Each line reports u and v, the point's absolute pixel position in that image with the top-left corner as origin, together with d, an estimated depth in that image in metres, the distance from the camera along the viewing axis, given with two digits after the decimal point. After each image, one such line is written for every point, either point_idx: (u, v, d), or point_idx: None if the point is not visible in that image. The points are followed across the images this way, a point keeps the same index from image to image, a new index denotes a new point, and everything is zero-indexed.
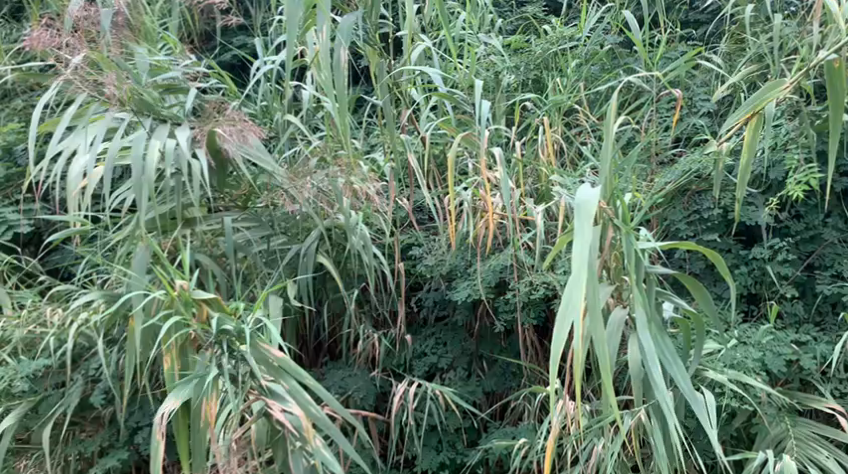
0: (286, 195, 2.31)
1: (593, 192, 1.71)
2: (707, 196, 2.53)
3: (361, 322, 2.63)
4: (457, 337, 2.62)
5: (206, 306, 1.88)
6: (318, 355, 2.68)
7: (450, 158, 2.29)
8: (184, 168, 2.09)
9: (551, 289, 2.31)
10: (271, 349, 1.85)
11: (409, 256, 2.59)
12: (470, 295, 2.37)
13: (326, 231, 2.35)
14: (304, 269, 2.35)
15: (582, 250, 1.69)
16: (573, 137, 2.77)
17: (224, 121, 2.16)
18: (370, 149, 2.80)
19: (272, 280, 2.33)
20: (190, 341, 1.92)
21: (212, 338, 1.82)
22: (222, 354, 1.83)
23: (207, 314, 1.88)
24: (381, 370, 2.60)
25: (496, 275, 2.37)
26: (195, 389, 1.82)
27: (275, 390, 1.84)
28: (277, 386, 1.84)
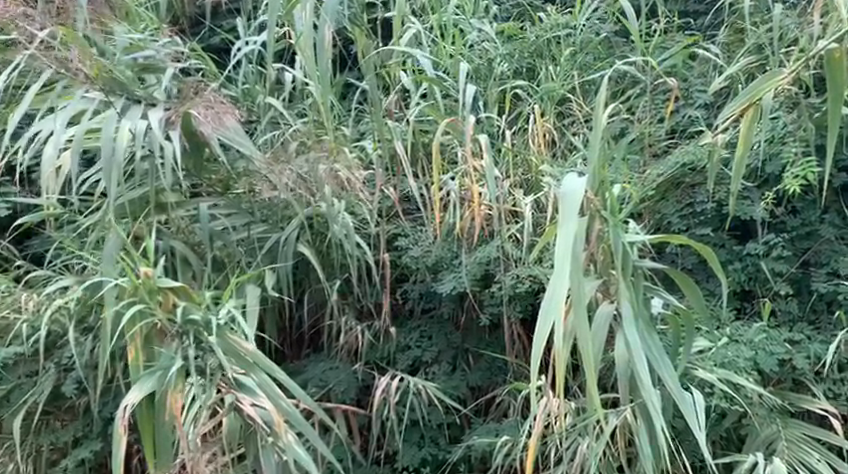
0: (265, 181, 2.28)
1: (579, 183, 1.65)
2: (701, 189, 2.46)
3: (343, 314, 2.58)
4: (443, 330, 2.55)
5: (173, 295, 1.83)
6: (300, 347, 2.64)
7: (436, 145, 2.22)
8: (156, 150, 2.01)
9: (537, 283, 2.24)
10: (241, 341, 1.81)
11: (393, 247, 2.49)
12: (455, 288, 2.31)
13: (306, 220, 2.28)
14: (283, 258, 2.28)
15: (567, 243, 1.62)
16: (566, 127, 2.70)
17: (200, 102, 2.13)
18: (358, 136, 2.73)
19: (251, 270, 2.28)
20: (156, 332, 1.83)
21: (178, 328, 1.78)
22: (188, 346, 1.78)
23: (173, 304, 1.82)
24: (363, 363, 2.55)
25: (482, 267, 2.30)
26: (160, 381, 1.73)
27: (245, 383, 1.79)
28: (247, 378, 1.79)
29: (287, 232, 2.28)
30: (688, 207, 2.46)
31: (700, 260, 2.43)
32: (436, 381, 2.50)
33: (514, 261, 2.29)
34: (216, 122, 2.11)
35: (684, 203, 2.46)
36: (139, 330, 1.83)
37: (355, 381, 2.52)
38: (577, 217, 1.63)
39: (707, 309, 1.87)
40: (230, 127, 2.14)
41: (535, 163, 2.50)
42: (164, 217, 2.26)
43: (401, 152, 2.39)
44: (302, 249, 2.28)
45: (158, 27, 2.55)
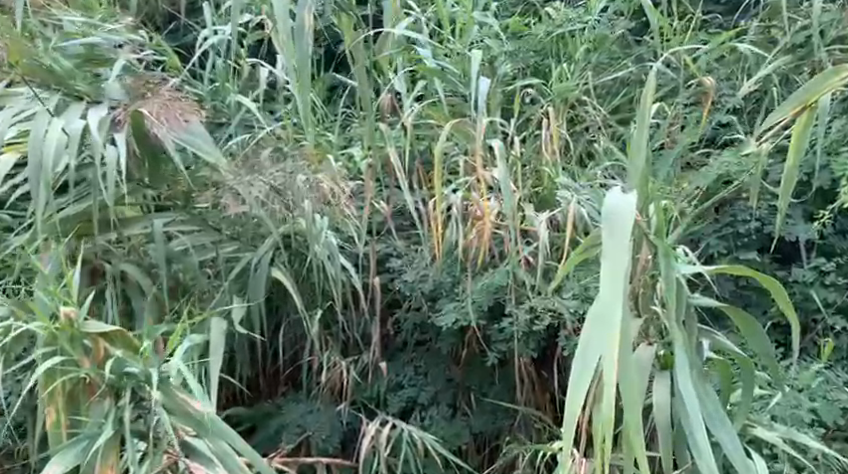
0: (230, 194, 1.92)
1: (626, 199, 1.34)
2: (739, 206, 2.11)
3: (327, 347, 2.24)
4: (441, 367, 2.22)
5: (103, 343, 1.55)
6: (277, 383, 2.30)
7: (437, 152, 1.86)
8: (95, 157, 1.68)
9: (557, 317, 1.90)
10: (191, 398, 1.51)
11: (384, 270, 2.16)
12: (456, 321, 1.96)
13: (283, 239, 1.94)
14: (255, 289, 1.95)
15: (612, 271, 1.31)
16: (582, 135, 2.35)
17: (154, 98, 1.81)
18: (342, 143, 2.37)
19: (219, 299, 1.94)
20: (85, 387, 1.55)
21: (112, 382, 1.50)
22: (123, 402, 1.50)
23: (105, 354, 1.55)
24: (350, 404, 2.22)
25: (488, 297, 1.94)
26: (87, 451, 1.47)
27: (195, 447, 1.52)
28: (198, 441, 1.52)
29: (258, 255, 1.95)
30: (726, 225, 2.12)
31: (747, 287, 2.06)
32: (433, 429, 2.16)
33: (526, 289, 1.94)
34: (168, 123, 1.79)
35: (722, 221, 2.12)
36: (63, 387, 1.55)
37: (339, 425, 2.20)
38: (626, 240, 1.33)
39: (772, 356, 1.53)
40: (188, 125, 1.81)
41: (548, 174, 2.15)
42: (115, 234, 1.92)
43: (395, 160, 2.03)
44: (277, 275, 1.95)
45: (113, 16, 2.21)
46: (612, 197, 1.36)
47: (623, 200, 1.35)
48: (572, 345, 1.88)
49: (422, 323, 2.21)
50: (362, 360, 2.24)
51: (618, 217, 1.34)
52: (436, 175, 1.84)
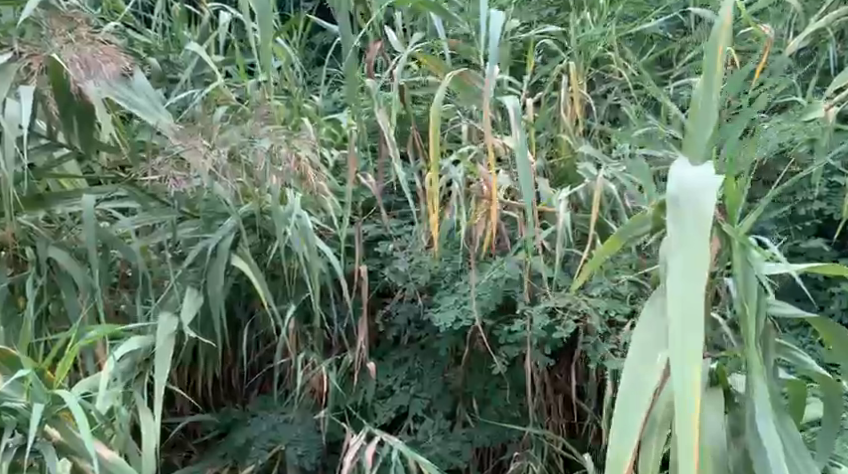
0: (173, 168, 1.54)
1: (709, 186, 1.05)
2: (797, 184, 1.76)
3: (304, 344, 1.90)
4: (436, 370, 1.88)
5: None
6: (246, 385, 1.97)
7: (433, 117, 1.47)
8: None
9: (581, 319, 1.55)
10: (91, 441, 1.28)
11: (371, 256, 1.82)
12: (457, 320, 1.61)
13: (244, 221, 1.60)
14: (213, 281, 1.61)
15: (689, 262, 1.03)
16: (607, 96, 2.00)
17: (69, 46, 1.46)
18: (327, 109, 2.02)
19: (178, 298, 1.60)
20: None
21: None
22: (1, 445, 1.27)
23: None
24: (331, 413, 1.88)
25: (495, 293, 1.59)
26: None
27: None
28: None
29: (218, 239, 1.61)
30: (782, 205, 1.77)
31: (806, 280, 1.71)
32: (425, 447, 1.82)
33: (543, 281, 1.60)
34: (91, 63, 1.46)
35: (775, 201, 1.78)
36: None
37: (319, 438, 1.86)
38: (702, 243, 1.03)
39: None
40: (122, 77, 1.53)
41: (567, 144, 1.81)
42: (44, 214, 1.59)
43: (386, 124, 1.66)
44: (239, 265, 1.61)
45: None
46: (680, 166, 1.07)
47: (697, 170, 1.06)
48: (600, 354, 1.54)
49: (415, 319, 1.87)
50: (345, 363, 1.90)
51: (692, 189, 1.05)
52: (435, 152, 1.48)
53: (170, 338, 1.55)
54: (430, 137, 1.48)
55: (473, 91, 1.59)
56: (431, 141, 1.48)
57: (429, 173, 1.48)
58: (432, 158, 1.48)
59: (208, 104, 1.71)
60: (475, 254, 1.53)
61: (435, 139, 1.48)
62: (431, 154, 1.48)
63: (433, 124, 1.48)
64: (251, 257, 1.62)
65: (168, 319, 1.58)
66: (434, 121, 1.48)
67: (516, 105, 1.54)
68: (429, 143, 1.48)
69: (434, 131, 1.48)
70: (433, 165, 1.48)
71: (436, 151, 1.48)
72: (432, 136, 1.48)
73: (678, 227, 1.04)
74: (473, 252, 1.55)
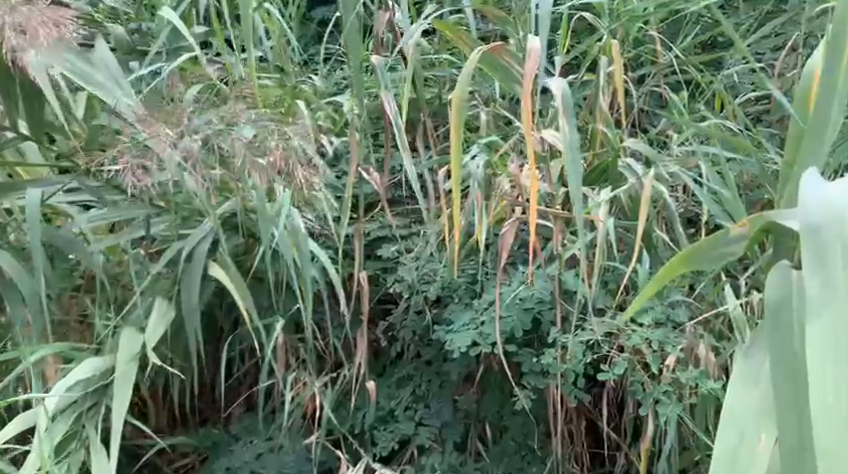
0: (134, 160, 1.29)
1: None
2: None
3: (295, 360, 1.65)
4: (445, 391, 1.62)
5: None
6: (230, 404, 1.72)
7: (456, 101, 1.20)
8: None
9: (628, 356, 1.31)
10: None
11: (371, 260, 1.62)
12: (472, 344, 1.38)
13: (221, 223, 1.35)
14: (187, 293, 1.38)
15: (824, 298, 0.97)
16: (650, 80, 1.74)
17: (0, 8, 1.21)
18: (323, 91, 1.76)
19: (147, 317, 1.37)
20: None
21: None
22: None
23: None
24: (324, 440, 1.63)
25: (517, 314, 1.35)
26: None
27: None
28: None
29: (192, 244, 1.38)
30: None
31: None
32: None
33: (573, 300, 1.36)
34: (28, 28, 1.21)
35: None
36: None
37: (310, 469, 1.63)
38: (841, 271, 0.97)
39: None
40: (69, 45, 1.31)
41: (602, 137, 1.56)
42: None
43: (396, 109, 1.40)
44: (216, 275, 1.37)
45: None
46: (812, 185, 1.01)
47: (832, 190, 1.00)
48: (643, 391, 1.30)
49: (421, 332, 1.61)
50: (340, 381, 1.66)
51: (822, 213, 0.99)
52: (462, 154, 1.21)
53: (133, 361, 1.33)
54: (454, 136, 1.20)
55: (509, 73, 1.31)
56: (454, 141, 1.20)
57: (455, 185, 1.21)
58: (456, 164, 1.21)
59: (186, 82, 1.45)
60: (496, 268, 1.29)
61: (462, 140, 1.20)
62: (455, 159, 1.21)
63: (457, 118, 1.20)
64: (230, 265, 1.38)
65: (132, 339, 1.35)
66: (459, 116, 1.20)
67: (563, 88, 1.24)
68: (453, 143, 1.20)
69: (459, 128, 1.20)
70: (458, 175, 1.21)
71: (463, 153, 1.21)
72: (455, 136, 1.20)
73: (813, 257, 0.98)
74: (493, 266, 1.31)
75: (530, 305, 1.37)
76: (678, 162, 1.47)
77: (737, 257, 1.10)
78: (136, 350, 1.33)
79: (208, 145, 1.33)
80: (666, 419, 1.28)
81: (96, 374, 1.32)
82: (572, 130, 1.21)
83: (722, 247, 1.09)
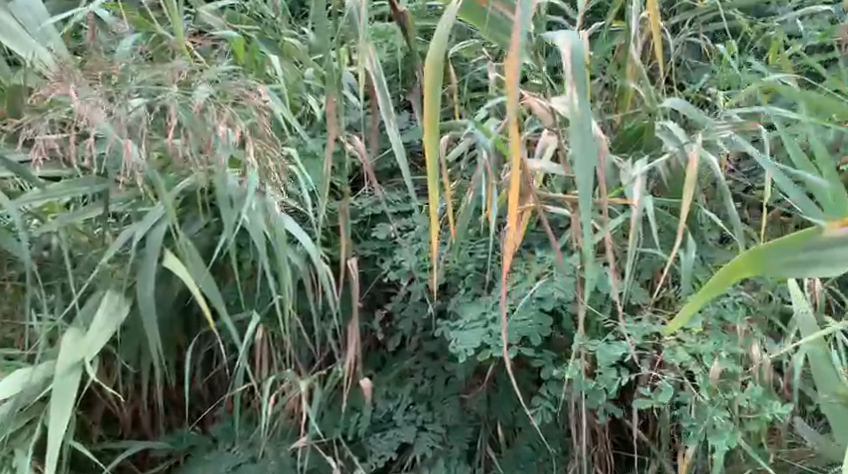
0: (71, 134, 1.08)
1: None
2: None
3: (277, 357, 1.42)
4: (452, 389, 1.39)
5: None
6: (206, 404, 1.46)
7: (429, 65, 0.96)
8: None
9: (675, 369, 1.10)
10: None
11: (366, 241, 1.41)
12: (476, 344, 1.17)
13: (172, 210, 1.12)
14: (141, 286, 1.19)
15: None
16: (687, 29, 1.52)
17: None
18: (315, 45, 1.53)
19: (94, 322, 1.18)
20: None
21: None
22: None
23: None
24: (314, 447, 1.39)
25: (534, 311, 1.13)
26: None
27: None
28: None
29: (143, 230, 1.19)
30: None
31: None
32: None
33: (602, 293, 1.14)
34: None
35: None
36: None
37: None
38: None
39: None
40: None
41: (634, 96, 1.33)
42: None
43: (379, 73, 1.19)
44: (169, 264, 1.19)
45: None
46: None
47: None
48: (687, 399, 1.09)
49: (423, 324, 1.38)
50: (331, 379, 1.41)
51: None
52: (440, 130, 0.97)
53: (74, 371, 1.14)
54: (428, 106, 0.96)
55: (500, 22, 1.04)
56: (429, 113, 0.96)
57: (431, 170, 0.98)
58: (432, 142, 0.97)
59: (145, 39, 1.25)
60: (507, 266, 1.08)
61: (438, 111, 0.96)
62: (430, 134, 0.97)
63: (429, 82, 0.96)
64: (190, 255, 1.20)
65: (74, 342, 1.16)
66: (434, 79, 0.96)
67: (571, 42, 0.99)
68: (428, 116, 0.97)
69: (434, 96, 0.96)
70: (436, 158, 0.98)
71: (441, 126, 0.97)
72: (429, 104, 0.96)
73: None
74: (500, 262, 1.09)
75: (550, 300, 1.14)
76: (736, 126, 1.23)
77: (843, 265, 0.90)
78: (79, 357, 1.14)
79: (155, 113, 1.17)
80: (718, 444, 1.06)
81: (28, 387, 1.14)
82: (583, 101, 0.96)
83: (819, 249, 0.91)
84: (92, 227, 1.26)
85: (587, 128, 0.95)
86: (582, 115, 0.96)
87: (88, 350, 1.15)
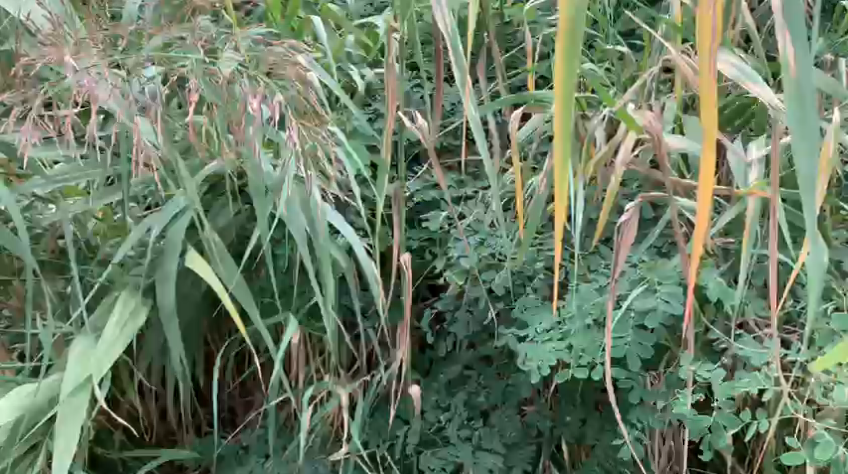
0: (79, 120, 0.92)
1: None
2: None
3: (314, 361, 1.23)
4: (511, 401, 1.19)
5: None
6: (238, 411, 1.27)
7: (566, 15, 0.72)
8: None
9: (818, 409, 0.95)
10: None
11: (414, 231, 1.22)
12: (552, 358, 1.00)
13: (195, 205, 0.97)
14: (161, 289, 1.03)
15: None
16: None
17: None
18: (355, 13, 1.38)
19: (109, 331, 1.03)
20: None
21: None
22: None
23: None
24: (359, 459, 1.20)
25: (631, 329, 0.96)
26: None
27: None
28: None
29: (161, 225, 1.03)
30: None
31: None
32: None
33: (719, 302, 0.97)
34: None
35: None
36: None
37: None
38: None
39: None
40: None
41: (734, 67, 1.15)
42: None
43: (456, 36, 0.90)
44: (197, 266, 1.02)
45: None
46: None
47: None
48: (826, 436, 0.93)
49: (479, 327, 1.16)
50: (373, 389, 1.22)
51: None
52: (574, 83, 0.73)
53: (81, 391, 1.00)
54: (562, 53, 0.72)
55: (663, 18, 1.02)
56: (561, 56, 0.72)
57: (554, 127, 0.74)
58: (563, 91, 0.73)
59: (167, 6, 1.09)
60: (627, 243, 0.92)
61: (576, 56, 0.72)
62: (562, 83, 0.73)
63: (567, 19, 0.72)
64: (216, 254, 1.04)
65: (81, 354, 1.02)
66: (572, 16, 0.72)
67: None
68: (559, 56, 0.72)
69: (575, 35, 0.72)
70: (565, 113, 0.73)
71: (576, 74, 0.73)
72: (561, 43, 0.72)
73: None
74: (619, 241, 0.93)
75: (649, 312, 0.96)
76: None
77: None
78: (86, 374, 1.00)
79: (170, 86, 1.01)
80: None
81: (32, 402, 1.01)
82: (801, 53, 0.70)
83: None
84: (113, 212, 1.11)
85: (804, 83, 0.71)
86: (800, 72, 0.71)
87: (98, 365, 1.00)
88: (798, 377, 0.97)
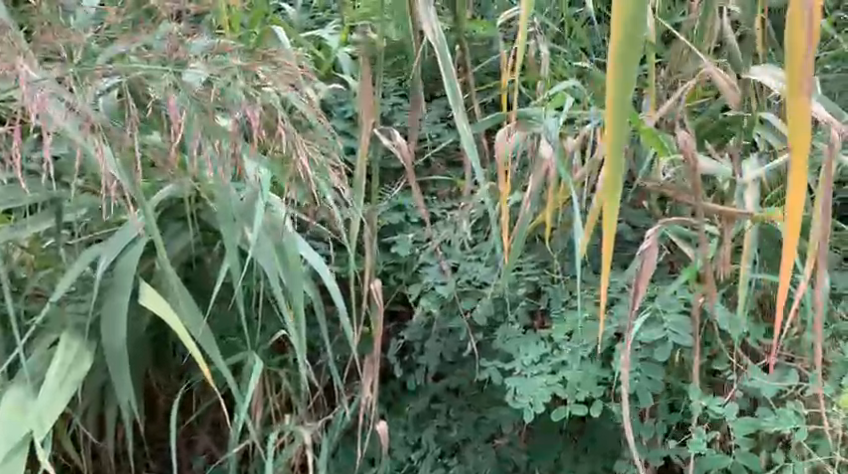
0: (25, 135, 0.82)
1: None
2: None
3: (273, 398, 1.11)
4: (482, 435, 1.07)
5: None
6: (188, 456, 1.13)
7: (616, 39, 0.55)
8: None
9: (829, 441, 0.89)
10: None
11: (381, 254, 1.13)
12: (545, 396, 0.94)
13: (154, 233, 0.88)
14: (110, 330, 0.93)
15: None
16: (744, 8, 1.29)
17: None
18: (302, 28, 1.30)
19: (50, 379, 0.93)
20: None
21: None
22: None
23: None
24: None
25: (637, 362, 0.92)
26: None
27: None
28: None
29: (111, 257, 0.94)
30: None
31: None
32: None
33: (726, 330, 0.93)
34: None
35: None
36: None
37: None
38: None
39: None
40: None
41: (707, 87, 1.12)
42: None
43: (445, 46, 0.86)
44: (152, 304, 0.94)
45: None
46: None
47: None
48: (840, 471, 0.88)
49: (456, 358, 1.07)
50: (337, 427, 1.10)
51: None
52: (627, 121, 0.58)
53: (20, 450, 0.89)
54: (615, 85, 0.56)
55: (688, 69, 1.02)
56: (614, 78, 0.56)
57: (605, 142, 0.58)
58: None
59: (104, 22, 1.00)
60: (647, 276, 0.85)
61: (631, 81, 0.56)
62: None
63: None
64: (181, 300, 0.96)
65: (17, 409, 0.91)
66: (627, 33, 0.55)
67: None
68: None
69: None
70: (621, 122, 0.57)
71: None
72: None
73: None
74: (638, 271, 0.86)
75: (650, 340, 0.92)
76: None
77: None
78: (25, 431, 0.89)
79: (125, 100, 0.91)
80: None
81: None
82: None
83: None
84: (42, 241, 0.99)
85: None
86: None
87: (40, 420, 0.90)
88: (805, 407, 0.91)
